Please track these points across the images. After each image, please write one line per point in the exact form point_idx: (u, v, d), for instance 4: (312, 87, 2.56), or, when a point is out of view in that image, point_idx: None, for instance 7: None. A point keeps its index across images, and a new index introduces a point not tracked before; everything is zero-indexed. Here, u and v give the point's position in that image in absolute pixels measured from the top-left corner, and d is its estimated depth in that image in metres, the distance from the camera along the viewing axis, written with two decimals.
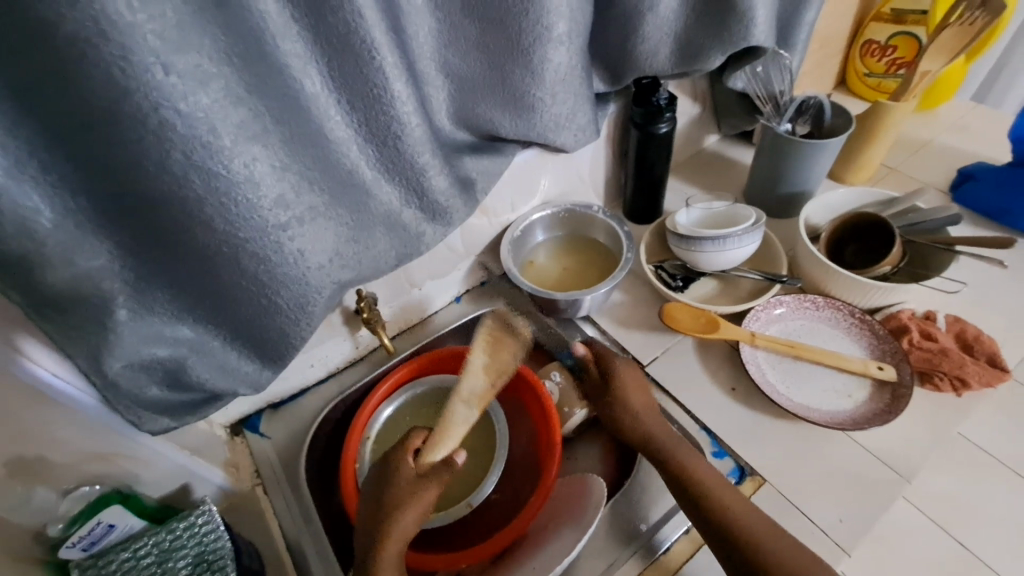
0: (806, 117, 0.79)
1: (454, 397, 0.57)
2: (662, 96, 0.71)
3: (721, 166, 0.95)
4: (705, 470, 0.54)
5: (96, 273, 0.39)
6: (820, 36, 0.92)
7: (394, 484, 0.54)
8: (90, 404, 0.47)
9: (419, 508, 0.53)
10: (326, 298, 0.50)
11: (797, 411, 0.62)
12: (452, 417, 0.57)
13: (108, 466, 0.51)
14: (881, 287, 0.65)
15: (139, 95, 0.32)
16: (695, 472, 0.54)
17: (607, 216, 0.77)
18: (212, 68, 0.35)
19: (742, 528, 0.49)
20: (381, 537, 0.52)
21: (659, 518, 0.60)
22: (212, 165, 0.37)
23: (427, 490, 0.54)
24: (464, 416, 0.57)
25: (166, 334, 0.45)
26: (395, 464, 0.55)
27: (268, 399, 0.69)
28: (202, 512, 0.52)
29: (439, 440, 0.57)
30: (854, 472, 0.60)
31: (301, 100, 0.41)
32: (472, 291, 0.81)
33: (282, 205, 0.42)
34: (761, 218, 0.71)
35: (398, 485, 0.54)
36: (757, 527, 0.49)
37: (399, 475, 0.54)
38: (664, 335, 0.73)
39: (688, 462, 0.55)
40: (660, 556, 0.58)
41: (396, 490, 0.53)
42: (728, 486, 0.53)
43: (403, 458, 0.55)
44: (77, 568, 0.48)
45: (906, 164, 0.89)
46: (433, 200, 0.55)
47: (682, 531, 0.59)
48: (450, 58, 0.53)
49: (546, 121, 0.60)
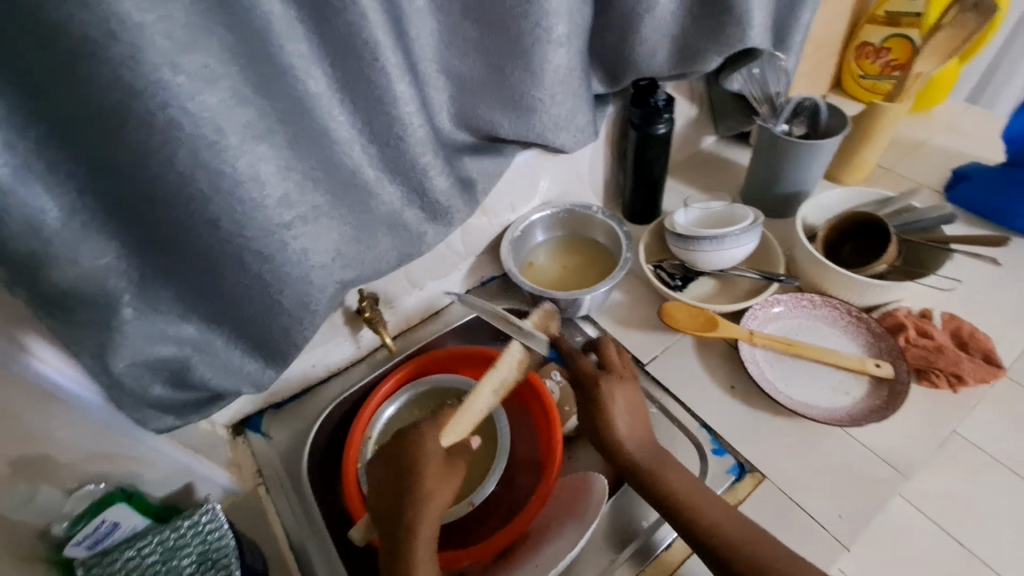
0: (802, 118, 0.80)
1: (485, 384, 0.59)
2: (660, 97, 0.72)
3: (718, 167, 0.96)
4: (662, 468, 0.56)
5: (102, 272, 0.39)
6: (815, 39, 0.94)
7: (427, 466, 0.55)
8: (95, 403, 0.47)
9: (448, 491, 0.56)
10: (329, 297, 0.51)
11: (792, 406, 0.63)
12: (476, 404, 0.59)
13: (113, 466, 0.51)
14: (877, 285, 0.66)
15: (148, 94, 0.33)
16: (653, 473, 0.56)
17: (606, 217, 0.78)
18: (219, 69, 0.35)
19: (702, 522, 0.52)
20: (415, 524, 0.53)
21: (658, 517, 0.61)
22: (218, 164, 0.37)
23: (453, 471, 0.57)
24: (485, 403, 0.60)
25: (170, 333, 0.46)
26: (420, 446, 0.56)
27: (270, 399, 0.70)
28: (206, 510, 0.53)
29: (462, 422, 0.59)
30: (852, 468, 0.60)
31: (306, 101, 0.41)
32: (472, 292, 0.82)
33: (286, 205, 0.43)
34: (759, 217, 0.71)
35: (429, 467, 0.55)
36: (716, 520, 0.52)
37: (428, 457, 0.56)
38: (663, 333, 0.74)
39: (646, 465, 0.56)
40: (655, 558, 0.58)
41: (427, 471, 0.55)
42: (692, 480, 0.55)
43: (428, 438, 0.57)
44: (82, 566, 0.48)
45: (901, 165, 0.90)
46: (434, 200, 0.55)
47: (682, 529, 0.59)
48: (451, 59, 0.54)
49: (545, 122, 0.61)
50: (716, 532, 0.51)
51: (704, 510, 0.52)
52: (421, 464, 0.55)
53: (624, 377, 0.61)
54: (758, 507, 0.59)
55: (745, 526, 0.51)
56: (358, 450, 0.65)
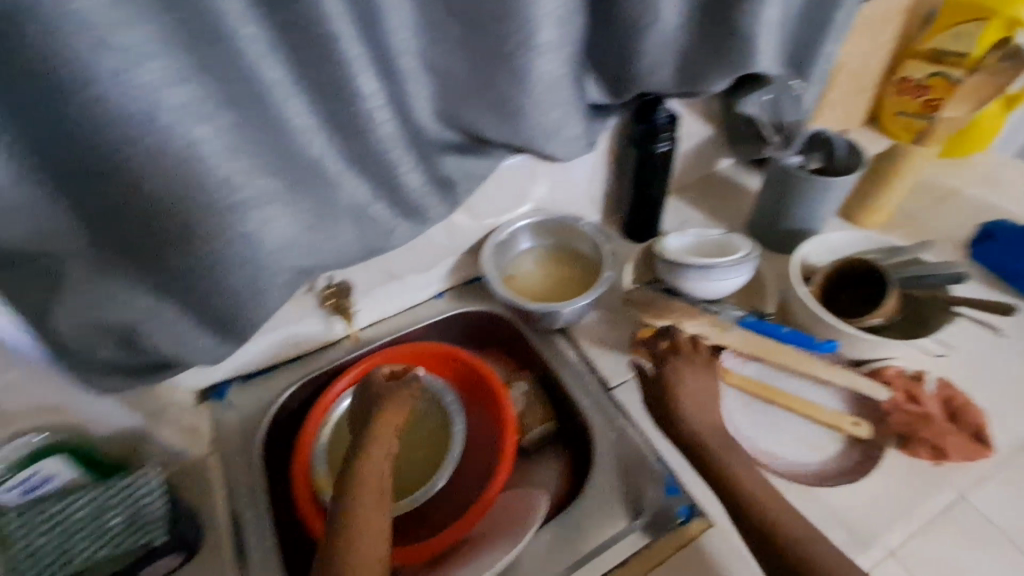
0: (818, 152, 0.75)
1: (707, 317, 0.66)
2: (662, 116, 0.70)
3: (731, 193, 0.92)
4: (730, 454, 0.56)
5: (50, 232, 0.40)
6: (851, 69, 0.88)
7: (382, 401, 0.62)
8: (39, 356, 0.49)
9: (396, 409, 0.61)
10: (280, 280, 0.50)
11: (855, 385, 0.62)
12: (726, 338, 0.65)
13: (60, 417, 0.53)
14: (869, 338, 0.61)
15: (76, 67, 0.33)
16: (708, 443, 0.57)
17: (593, 230, 0.77)
18: (157, 45, 0.35)
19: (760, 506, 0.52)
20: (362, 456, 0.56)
21: (625, 527, 0.59)
22: (155, 141, 0.37)
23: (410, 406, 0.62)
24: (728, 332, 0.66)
25: (118, 298, 0.46)
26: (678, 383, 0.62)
27: (237, 370, 0.70)
28: (142, 477, 0.53)
29: (758, 348, 0.65)
30: (810, 527, 0.57)
31: (262, 86, 0.41)
32: (455, 289, 0.81)
33: (230, 188, 0.42)
34: (752, 252, 0.68)
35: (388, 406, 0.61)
36: (773, 508, 0.51)
37: (382, 400, 0.62)
38: (638, 359, 0.71)
39: (732, 467, 0.55)
40: (636, 556, 0.57)
41: (387, 418, 0.60)
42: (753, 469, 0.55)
43: (389, 393, 0.63)
44: (12, 512, 0.49)
45: (926, 212, 0.84)
46: (403, 195, 0.56)
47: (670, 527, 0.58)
48: (434, 57, 0.52)
49: (531, 128, 0.58)
50: (785, 538, 0.50)
51: (760, 496, 0.53)
52: (382, 404, 0.62)
53: (698, 366, 0.63)
54: (698, 553, 0.56)
55: (802, 524, 0.51)
56: (314, 433, 0.69)
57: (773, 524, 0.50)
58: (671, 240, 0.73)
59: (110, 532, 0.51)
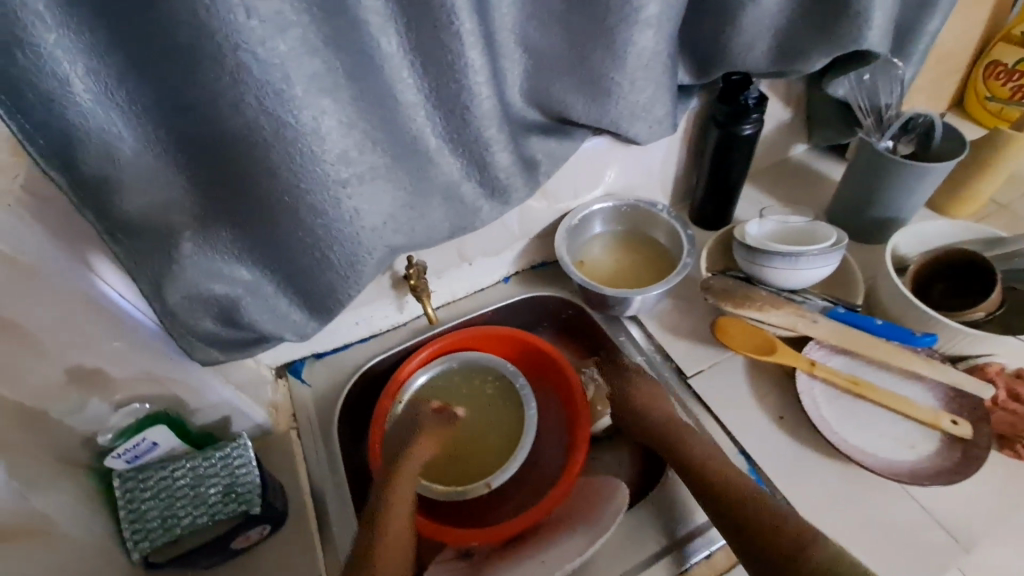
0: (911, 136, 0.71)
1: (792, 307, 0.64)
2: (752, 95, 0.66)
3: (806, 180, 0.88)
4: (698, 445, 0.58)
5: (168, 205, 0.41)
6: (941, 50, 0.83)
7: (422, 424, 0.66)
8: (150, 328, 0.47)
9: (433, 434, 0.65)
10: (376, 260, 0.50)
11: (956, 382, 0.59)
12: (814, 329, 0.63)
13: (155, 387, 0.51)
14: (971, 334, 0.58)
15: (221, 36, 0.33)
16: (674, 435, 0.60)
17: (670, 217, 0.74)
18: (292, 15, 0.35)
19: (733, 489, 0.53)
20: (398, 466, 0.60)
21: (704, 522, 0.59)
22: (282, 114, 0.37)
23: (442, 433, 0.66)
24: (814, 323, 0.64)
25: (224, 273, 0.46)
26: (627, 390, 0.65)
27: (313, 348, 0.72)
28: (237, 445, 0.55)
29: (848, 341, 0.62)
30: (904, 525, 0.56)
31: (378, 58, 0.41)
32: (522, 273, 0.80)
33: (344, 163, 0.42)
34: (843, 240, 0.64)
35: (427, 429, 0.66)
36: (750, 493, 0.53)
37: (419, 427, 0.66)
38: (715, 348, 0.69)
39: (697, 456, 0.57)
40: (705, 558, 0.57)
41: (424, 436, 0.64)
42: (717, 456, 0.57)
43: (426, 418, 0.67)
44: (119, 478, 0.52)
45: (1019, 203, 0.79)
46: (493, 175, 0.54)
47: (704, 554, 0.57)
48: (533, 33, 0.51)
49: (620, 109, 0.57)
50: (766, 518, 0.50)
51: (730, 479, 0.54)
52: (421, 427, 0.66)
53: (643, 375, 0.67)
54: None
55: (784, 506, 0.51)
56: (387, 411, 0.69)
57: (753, 509, 0.51)
58: (751, 226, 0.71)
59: (209, 501, 0.53)
